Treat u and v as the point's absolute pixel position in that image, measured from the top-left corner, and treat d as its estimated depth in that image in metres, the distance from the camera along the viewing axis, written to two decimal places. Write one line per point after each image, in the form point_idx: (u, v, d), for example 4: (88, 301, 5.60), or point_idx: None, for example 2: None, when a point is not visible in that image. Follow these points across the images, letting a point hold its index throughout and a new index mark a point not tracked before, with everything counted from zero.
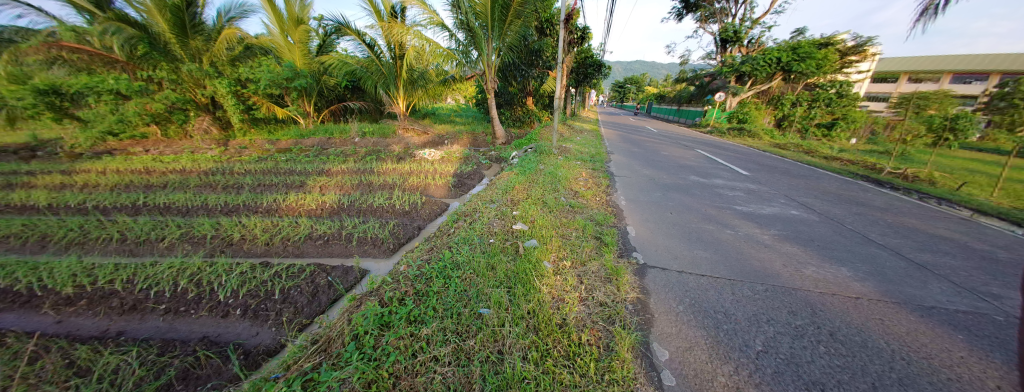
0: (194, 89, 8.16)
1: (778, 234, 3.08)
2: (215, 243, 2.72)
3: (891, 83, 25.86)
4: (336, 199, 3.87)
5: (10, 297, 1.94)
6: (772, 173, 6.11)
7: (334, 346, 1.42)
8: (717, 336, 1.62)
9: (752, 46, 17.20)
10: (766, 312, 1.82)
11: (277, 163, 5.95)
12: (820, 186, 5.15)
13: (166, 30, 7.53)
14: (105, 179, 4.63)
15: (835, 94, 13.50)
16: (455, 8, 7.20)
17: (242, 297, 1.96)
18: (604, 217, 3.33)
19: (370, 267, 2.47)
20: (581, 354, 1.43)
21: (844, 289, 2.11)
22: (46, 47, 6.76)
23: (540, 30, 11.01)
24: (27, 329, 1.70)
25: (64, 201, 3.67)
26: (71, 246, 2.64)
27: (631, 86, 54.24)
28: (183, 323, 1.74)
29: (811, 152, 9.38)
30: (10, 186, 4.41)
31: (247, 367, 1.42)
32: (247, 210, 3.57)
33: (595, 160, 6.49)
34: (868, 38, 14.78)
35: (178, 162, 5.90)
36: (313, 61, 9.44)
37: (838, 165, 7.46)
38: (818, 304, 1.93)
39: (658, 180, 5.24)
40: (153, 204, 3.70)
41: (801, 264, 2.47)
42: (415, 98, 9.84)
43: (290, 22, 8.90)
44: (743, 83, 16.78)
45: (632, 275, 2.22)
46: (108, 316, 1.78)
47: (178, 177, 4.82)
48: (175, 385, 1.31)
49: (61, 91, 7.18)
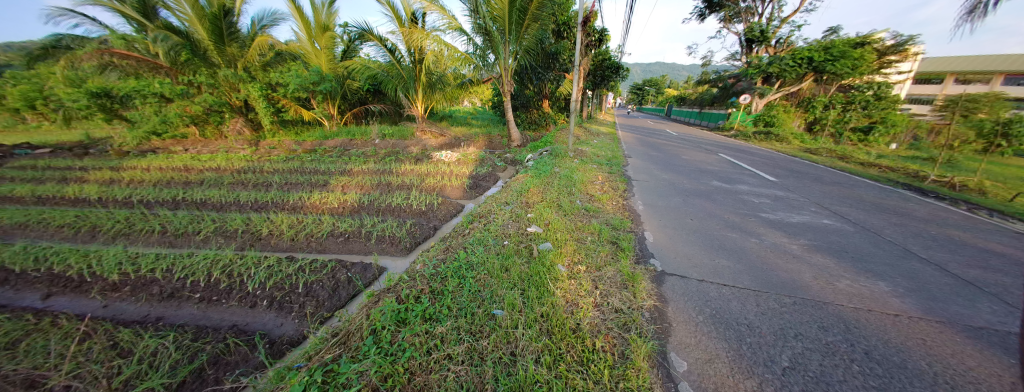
0: (229, 92, 8.67)
1: (807, 244, 2.93)
2: (245, 237, 2.86)
3: (936, 84, 24.14)
4: (357, 198, 3.98)
5: (63, 281, 2.11)
6: (801, 179, 5.83)
7: (353, 339, 1.46)
8: (738, 349, 1.55)
9: (781, 46, 16.57)
10: (793, 326, 1.73)
11: (302, 163, 6.21)
12: (855, 195, 4.84)
13: (205, 38, 7.90)
14: (148, 176, 4.97)
15: (872, 96, 12.81)
16: (473, 13, 7.30)
17: (269, 289, 2.04)
18: (620, 222, 3.27)
19: (387, 265, 2.52)
20: (596, 361, 1.41)
21: (881, 306, 1.97)
22: (100, 54, 7.43)
23: (557, 33, 11.00)
24: (78, 311, 1.85)
25: (112, 195, 3.97)
26: (118, 236, 2.86)
27: (651, 88, 53.26)
28: (215, 312, 1.85)
29: (845, 158, 8.79)
30: (66, 180, 4.82)
31: (272, 356, 1.49)
32: (274, 207, 3.74)
33: (611, 164, 6.39)
34: (909, 36, 13.75)
35: (213, 161, 6.26)
36: (337, 65, 9.83)
37: (875, 172, 7.02)
38: (851, 320, 1.81)
39: (677, 184, 5.10)
40: (190, 199, 3.94)
41: (833, 277, 2.33)
42: (433, 101, 9.99)
43: (317, 29, 9.36)
44: (771, 85, 16.08)
45: (648, 282, 2.17)
46: (148, 302, 1.92)
47: (213, 175, 5.12)
48: (206, 370, 1.38)
49: (112, 94, 7.83)
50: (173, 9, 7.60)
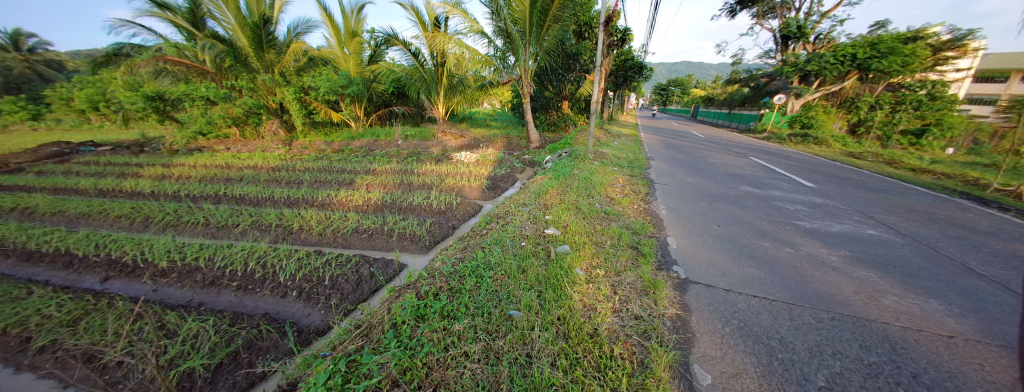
0: (266, 95, 9.25)
1: (848, 256, 2.71)
2: (278, 231, 3.03)
3: (1001, 82, 21.81)
4: (380, 196, 4.13)
5: (120, 266, 2.33)
6: (842, 185, 5.43)
7: (375, 332, 1.51)
8: (768, 364, 1.46)
9: (820, 42, 15.56)
10: (830, 344, 1.61)
11: (331, 162, 6.52)
12: (905, 203, 4.45)
13: (246, 46, 8.45)
14: (194, 172, 5.39)
15: (925, 96, 11.89)
16: (495, 16, 7.39)
17: (298, 280, 2.14)
18: (642, 226, 3.18)
19: (407, 261, 2.59)
20: (613, 368, 1.37)
21: (934, 326, 1.79)
22: (155, 61, 8.16)
23: (578, 34, 10.91)
24: (131, 294, 2.03)
25: (162, 190, 4.34)
26: (167, 227, 3.12)
27: (675, 88, 51.67)
28: (250, 300, 1.97)
29: (894, 163, 8.10)
30: (125, 175, 5.33)
31: (300, 343, 1.57)
32: (305, 203, 3.95)
33: (633, 166, 6.24)
34: (967, 30, 12.52)
35: (251, 159, 6.70)
36: (365, 69, 10.25)
37: (927, 179, 6.42)
38: (897, 340, 1.65)
39: (703, 189, 4.88)
40: (230, 194, 4.23)
41: (877, 292, 2.15)
42: (454, 103, 10.14)
43: (346, 35, 9.82)
44: (808, 84, 15.10)
45: (671, 290, 2.09)
46: (192, 288, 2.08)
47: (251, 172, 5.48)
48: (241, 354, 1.47)
49: (164, 97, 8.57)
50: (219, 19, 8.21)
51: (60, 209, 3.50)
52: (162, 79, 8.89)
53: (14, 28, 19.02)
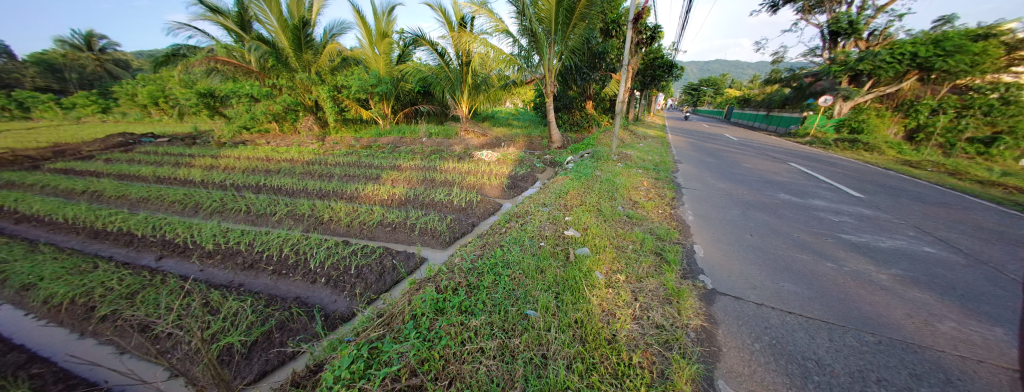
0: (303, 93, 9.81)
1: (900, 275, 2.46)
2: (310, 221, 3.21)
3: None
4: (404, 192, 4.25)
5: (173, 247, 2.56)
6: (895, 197, 4.95)
7: (396, 321, 1.56)
8: (803, 386, 1.36)
9: (875, 39, 14.30)
10: (874, 369, 1.47)
11: (359, 158, 6.80)
12: (970, 219, 3.99)
13: (286, 47, 8.98)
14: (238, 163, 5.82)
15: (998, 100, 10.54)
16: (520, 15, 7.39)
17: (327, 268, 2.26)
18: (666, 231, 3.06)
19: (428, 255, 2.67)
20: (631, 376, 1.33)
21: (1000, 357, 1.59)
22: (207, 61, 8.88)
23: (605, 32, 10.69)
24: (182, 273, 2.23)
25: (210, 179, 4.72)
26: (213, 213, 3.38)
27: (707, 88, 49.28)
28: (284, 284, 2.11)
29: (958, 174, 7.27)
30: (179, 164, 5.86)
31: (326, 328, 1.66)
32: (335, 195, 4.15)
33: (659, 169, 6.03)
34: None
35: (289, 153, 7.15)
36: (393, 69, 10.61)
37: (999, 192, 5.71)
38: (955, 370, 1.48)
39: (735, 195, 4.62)
40: (269, 185, 4.53)
41: (932, 316, 1.94)
42: (477, 102, 10.28)
43: (377, 36, 10.21)
44: (859, 84, 13.90)
45: (696, 299, 2.00)
46: (233, 270, 2.26)
47: (287, 165, 5.83)
48: (274, 333, 1.57)
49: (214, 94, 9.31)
50: (264, 23, 8.79)
51: (124, 193, 3.90)
52: (213, 78, 9.67)
53: (88, 31, 21.32)
